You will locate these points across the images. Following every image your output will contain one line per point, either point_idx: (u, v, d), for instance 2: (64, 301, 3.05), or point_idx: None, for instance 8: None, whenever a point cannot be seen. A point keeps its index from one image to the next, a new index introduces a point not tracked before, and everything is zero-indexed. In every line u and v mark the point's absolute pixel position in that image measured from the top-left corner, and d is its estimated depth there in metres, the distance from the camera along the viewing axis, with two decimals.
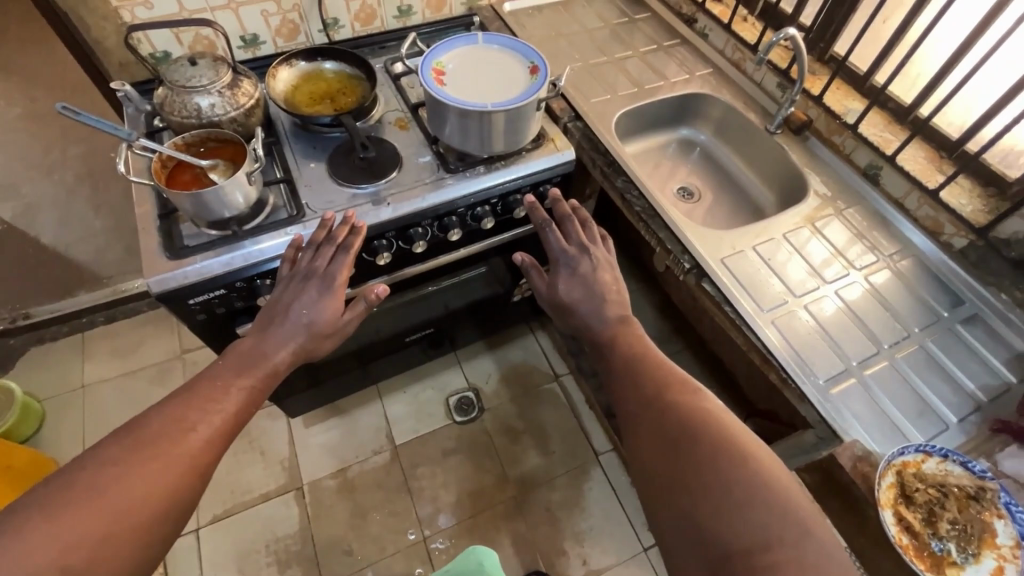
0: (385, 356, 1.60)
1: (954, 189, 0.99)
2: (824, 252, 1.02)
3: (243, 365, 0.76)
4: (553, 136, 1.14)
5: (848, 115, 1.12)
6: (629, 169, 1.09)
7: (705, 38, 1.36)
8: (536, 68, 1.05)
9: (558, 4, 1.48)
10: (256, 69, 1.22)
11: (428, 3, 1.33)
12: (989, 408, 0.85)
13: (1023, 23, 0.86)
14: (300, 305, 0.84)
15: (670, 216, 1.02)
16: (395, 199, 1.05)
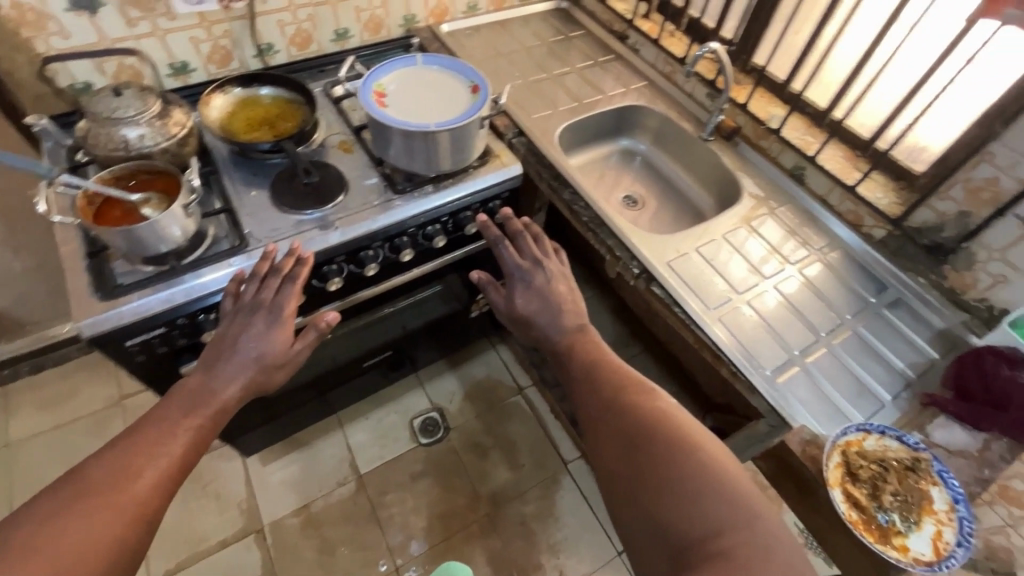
0: (343, 383, 1.56)
1: (870, 184, 1.08)
2: (762, 249, 1.08)
3: (187, 405, 0.72)
4: (499, 152, 1.17)
5: (771, 121, 1.20)
6: (574, 180, 1.12)
7: (636, 53, 1.43)
8: (477, 87, 1.07)
9: (495, 24, 1.52)
10: (188, 97, 1.19)
11: (364, 27, 1.33)
12: (917, 384, 0.92)
13: (913, 33, 0.95)
14: (244, 340, 0.80)
15: (617, 224, 1.06)
16: (342, 222, 1.03)
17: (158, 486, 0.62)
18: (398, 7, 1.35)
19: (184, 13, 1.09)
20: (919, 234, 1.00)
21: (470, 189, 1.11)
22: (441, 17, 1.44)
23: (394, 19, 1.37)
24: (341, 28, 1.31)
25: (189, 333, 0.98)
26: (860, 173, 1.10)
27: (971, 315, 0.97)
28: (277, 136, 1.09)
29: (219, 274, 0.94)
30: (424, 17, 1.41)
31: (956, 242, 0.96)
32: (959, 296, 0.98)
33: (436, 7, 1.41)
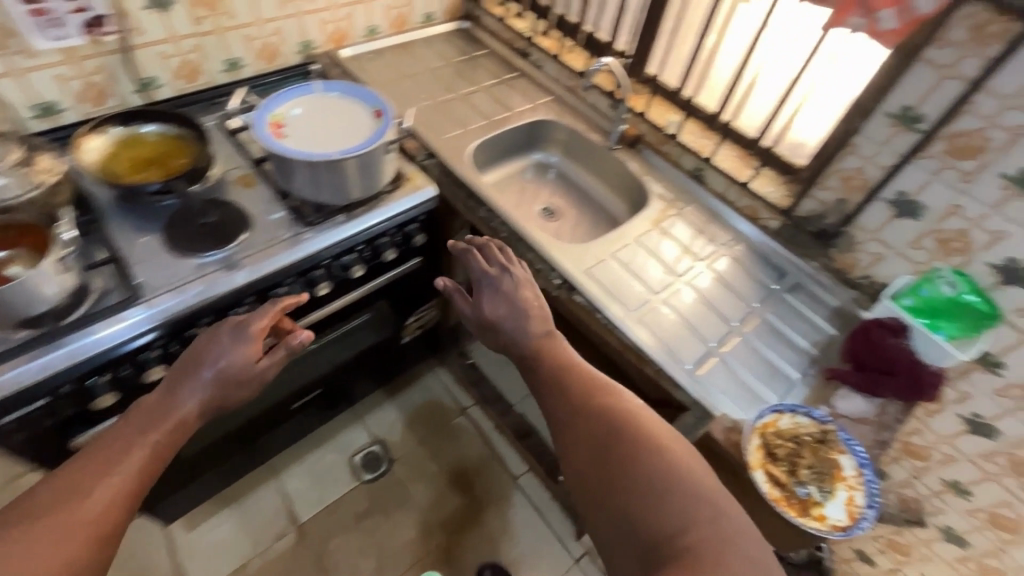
0: (272, 429, 1.47)
1: (762, 180, 1.17)
2: (673, 250, 1.13)
3: (140, 425, 0.73)
4: (411, 174, 1.15)
5: (669, 126, 1.28)
6: (488, 196, 1.13)
7: (540, 69, 1.47)
8: (380, 110, 1.05)
9: (398, 46, 1.51)
10: (59, 141, 1.09)
11: (258, 55, 1.28)
12: (820, 360, 0.99)
13: (778, 40, 1.03)
14: (211, 356, 0.81)
15: (534, 237, 1.07)
16: (249, 261, 0.98)
17: (109, 501, 0.64)
18: (293, 34, 1.31)
19: (45, 49, 1.00)
20: (806, 221, 1.10)
21: (385, 215, 1.09)
22: (341, 42, 1.42)
23: (291, 46, 1.33)
24: (232, 58, 1.25)
25: (81, 399, 0.88)
26: (751, 170, 1.19)
27: (859, 292, 1.06)
28: (167, 175, 1.02)
29: (109, 330, 0.86)
30: (323, 43, 1.38)
31: (837, 227, 1.05)
32: (847, 276, 1.07)
33: (334, 32, 1.38)
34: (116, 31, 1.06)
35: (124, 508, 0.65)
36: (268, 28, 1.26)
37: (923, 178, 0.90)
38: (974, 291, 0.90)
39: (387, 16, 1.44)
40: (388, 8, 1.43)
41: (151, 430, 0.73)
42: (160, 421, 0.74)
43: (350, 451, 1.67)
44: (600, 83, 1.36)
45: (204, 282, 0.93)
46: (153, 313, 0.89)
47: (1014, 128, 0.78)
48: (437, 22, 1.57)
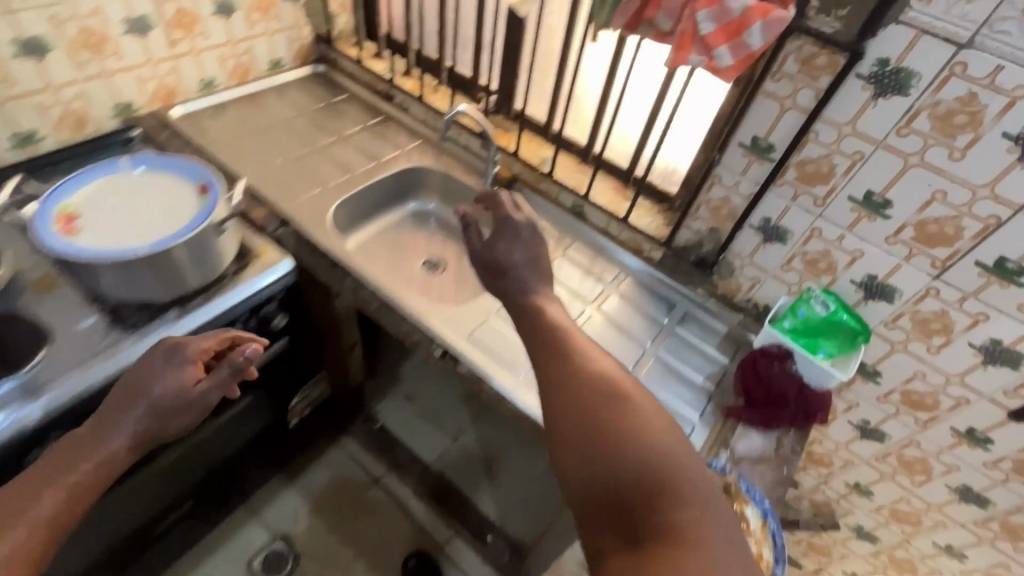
0: (137, 558, 1.23)
1: (640, 212, 1.15)
2: (561, 293, 1.07)
3: (65, 461, 0.64)
4: (262, 249, 1.00)
5: (544, 164, 1.23)
6: (352, 264, 1.01)
7: (406, 111, 1.38)
8: (205, 185, 0.91)
9: (243, 97, 1.35)
10: None
11: (59, 124, 1.08)
12: (717, 395, 0.97)
13: (632, 73, 1.02)
14: (154, 387, 0.71)
15: (405, 306, 0.96)
16: (49, 387, 0.79)
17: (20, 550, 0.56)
18: (103, 96, 1.12)
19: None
20: (685, 251, 1.09)
21: (231, 303, 0.92)
22: (170, 99, 1.24)
23: (103, 110, 1.14)
24: (23, 131, 1.05)
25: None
26: (627, 202, 1.17)
27: (745, 314, 1.06)
28: None
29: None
30: (146, 102, 1.20)
31: (715, 255, 1.04)
32: (731, 299, 1.07)
33: (159, 90, 1.21)
34: None
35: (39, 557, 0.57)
36: (67, 92, 1.07)
37: (782, 205, 0.90)
38: (844, 308, 0.91)
39: (224, 66, 1.29)
40: (223, 59, 1.28)
41: (74, 470, 0.63)
42: (88, 455, 0.65)
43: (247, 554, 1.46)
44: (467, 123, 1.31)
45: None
46: None
47: (853, 154, 0.79)
48: (288, 68, 1.43)
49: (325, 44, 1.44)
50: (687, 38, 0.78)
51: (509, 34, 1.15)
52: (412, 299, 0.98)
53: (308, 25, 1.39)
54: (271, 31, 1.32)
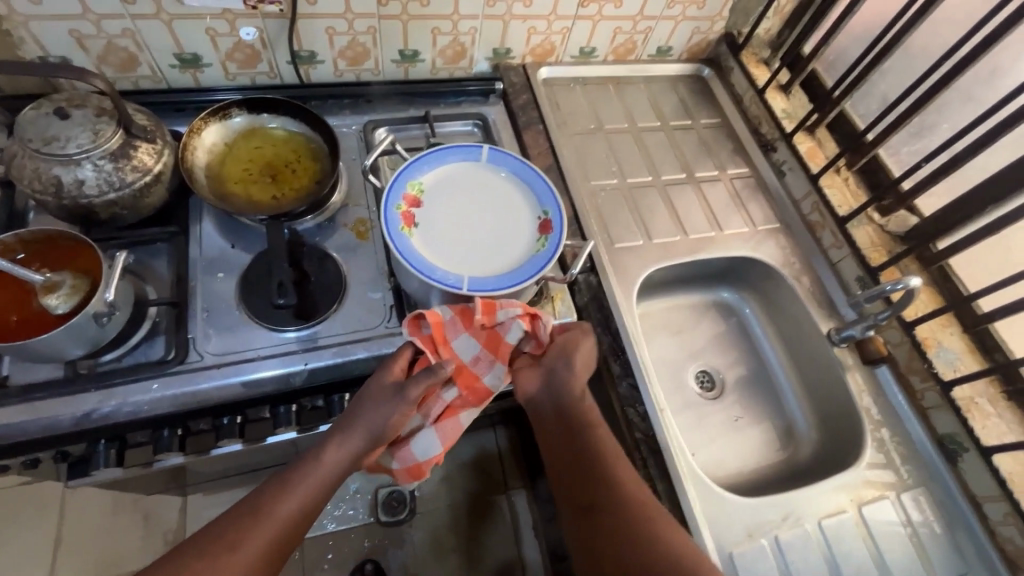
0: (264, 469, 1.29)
1: (1014, 457, 0.77)
2: (868, 454, 0.81)
3: (283, 482, 0.64)
4: (553, 295, 0.82)
5: (940, 362, 0.83)
6: (646, 391, 0.78)
7: (780, 176, 1.05)
8: (548, 225, 0.76)
9: (610, 78, 1.14)
10: (188, 103, 0.90)
11: (443, 52, 0.99)
12: None
13: None
14: (362, 423, 0.66)
15: (682, 484, 0.73)
16: (334, 347, 0.75)
17: (251, 567, 0.58)
18: (393, 37, 0.94)
19: (101, 10, 0.77)
20: None
21: None
22: (541, 58, 1.08)
23: (386, 52, 0.96)
24: (305, 50, 0.92)
25: (69, 473, 0.71)
26: (1010, 417, 0.79)
27: None
28: (279, 198, 0.80)
29: (139, 395, 0.67)
30: (432, 56, 0.99)
31: None
32: None
33: (537, 46, 1.04)
34: (186, 29, 0.83)
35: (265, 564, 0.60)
36: (360, 24, 0.90)
37: None
38: None
39: (612, 40, 1.07)
40: (561, 30, 1.02)
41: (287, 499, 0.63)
42: (307, 475, 0.64)
43: (325, 543, 1.37)
44: (860, 239, 0.94)
45: (256, 373, 0.71)
46: (185, 390, 0.69)
47: None
48: (672, 59, 1.17)
49: (729, 48, 1.14)
50: (483, 389, 0.71)
51: (944, 97, 0.90)
52: (686, 460, 0.75)
53: (723, 21, 1.10)
54: (684, 17, 1.06)
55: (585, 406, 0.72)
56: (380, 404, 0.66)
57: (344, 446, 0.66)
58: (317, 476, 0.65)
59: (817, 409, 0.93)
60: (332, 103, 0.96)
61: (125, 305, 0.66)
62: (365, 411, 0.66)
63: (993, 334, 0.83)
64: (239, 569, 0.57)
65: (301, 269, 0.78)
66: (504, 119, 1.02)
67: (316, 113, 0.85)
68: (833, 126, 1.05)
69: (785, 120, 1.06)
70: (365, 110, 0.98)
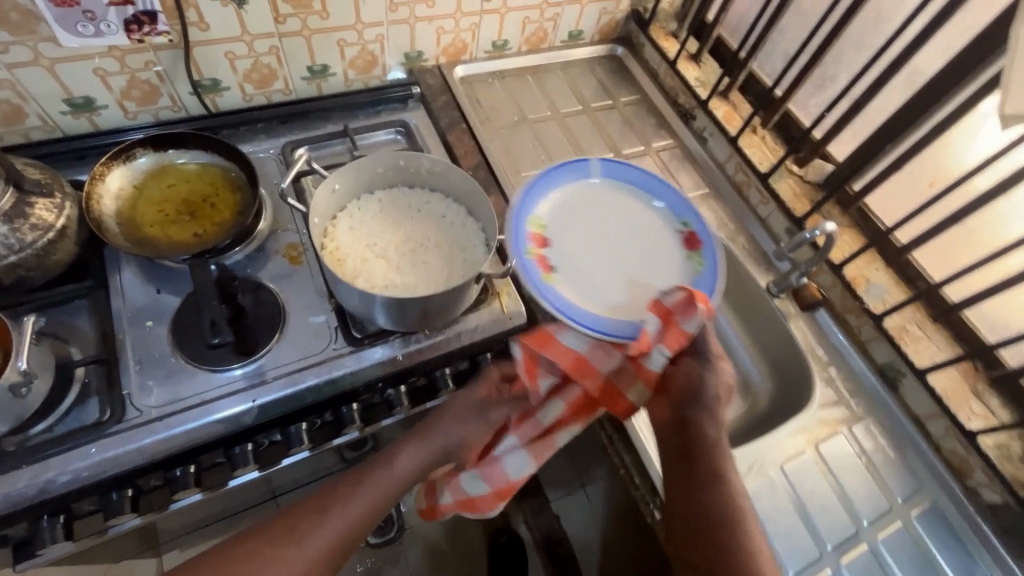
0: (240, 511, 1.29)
1: (947, 375, 0.82)
2: (818, 395, 0.85)
3: (358, 479, 0.73)
4: (498, 291, 0.84)
5: (870, 296, 0.88)
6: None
7: (702, 142, 1.09)
8: (693, 238, 0.86)
9: (527, 68, 1.14)
10: (89, 150, 0.86)
11: (354, 63, 0.97)
12: None
13: None
14: (436, 437, 0.74)
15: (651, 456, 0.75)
16: (282, 377, 0.73)
17: (321, 550, 0.68)
18: (298, 54, 0.92)
19: None
20: None
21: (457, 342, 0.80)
22: (455, 57, 1.07)
23: (294, 70, 0.94)
24: (207, 79, 0.88)
25: (13, 557, 0.66)
26: (939, 338, 0.85)
27: None
28: (204, 235, 0.78)
29: (77, 463, 0.63)
30: (343, 69, 0.98)
31: None
32: None
33: (449, 45, 1.04)
34: (72, 72, 0.78)
35: (337, 552, 0.69)
36: (260, 46, 0.87)
37: None
38: None
39: (522, 30, 1.08)
40: (469, 26, 1.02)
41: (356, 498, 0.72)
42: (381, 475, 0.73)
43: None
44: (782, 192, 0.98)
45: (202, 419, 0.68)
46: (126, 450, 0.65)
47: None
48: (584, 42, 1.18)
49: (637, 24, 1.16)
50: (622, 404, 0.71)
51: (837, 47, 0.95)
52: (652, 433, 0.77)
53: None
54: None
55: (719, 448, 0.67)
56: (458, 420, 0.74)
57: (418, 452, 0.75)
58: (390, 475, 0.73)
59: (770, 358, 0.96)
60: (245, 129, 0.92)
61: (44, 371, 0.63)
62: (445, 419, 0.74)
63: (913, 264, 0.88)
64: (313, 549, 0.68)
65: (235, 305, 0.75)
66: (426, 122, 1.01)
67: (225, 141, 0.82)
68: (744, 88, 1.10)
69: (699, 88, 1.09)
70: (280, 131, 0.95)
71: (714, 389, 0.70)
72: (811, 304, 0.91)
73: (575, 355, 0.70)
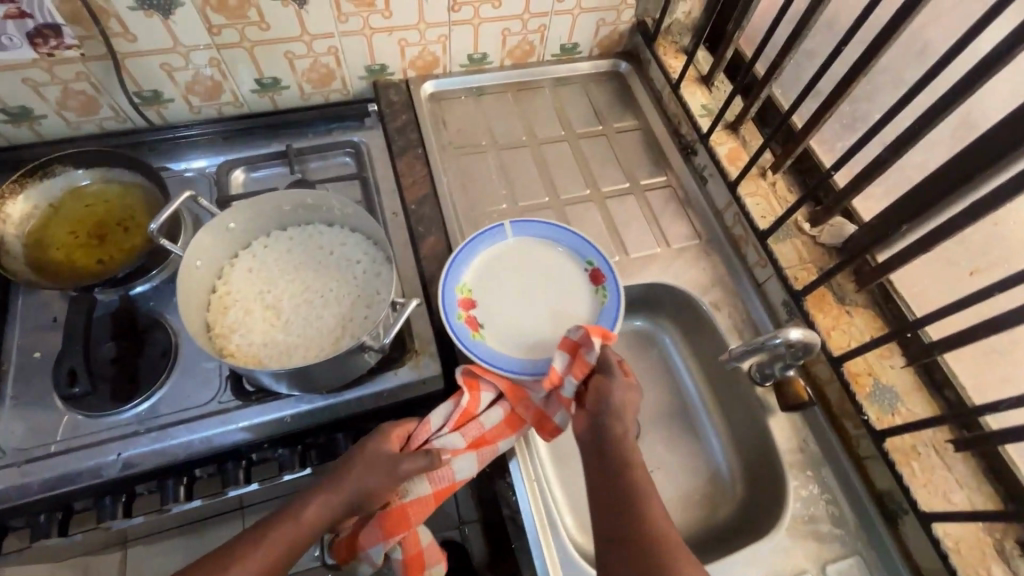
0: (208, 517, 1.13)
1: (966, 522, 0.63)
2: (790, 518, 0.68)
3: (260, 529, 0.61)
4: (417, 349, 0.74)
5: (876, 403, 0.69)
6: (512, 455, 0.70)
7: (702, 183, 0.92)
8: (598, 274, 0.79)
9: (510, 84, 1.01)
10: (26, 160, 0.83)
11: (308, 76, 0.89)
12: None
13: None
14: (350, 483, 0.63)
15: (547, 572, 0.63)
16: (155, 432, 0.66)
17: None
18: (242, 66, 0.85)
19: None
20: None
21: (359, 405, 0.71)
22: (426, 71, 0.97)
23: (241, 83, 0.87)
24: (147, 90, 0.83)
25: None
26: (962, 469, 0.66)
27: None
28: (106, 263, 0.72)
29: None
30: (296, 82, 0.90)
31: None
32: None
33: (416, 59, 0.93)
34: (1, 82, 0.76)
35: None
36: (198, 57, 0.81)
37: None
38: None
39: (503, 43, 0.96)
40: (437, 38, 0.91)
41: (260, 547, 0.60)
42: (286, 526, 0.61)
43: None
44: (785, 254, 0.80)
45: (64, 469, 0.63)
46: None
47: None
48: (582, 56, 1.04)
49: (643, 38, 1.00)
50: (550, 427, 0.68)
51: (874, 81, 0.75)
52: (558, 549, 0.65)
53: (632, 9, 0.96)
54: (581, 9, 0.93)
55: (626, 444, 0.62)
56: (370, 471, 0.63)
57: (326, 501, 0.63)
58: (296, 526, 0.61)
59: (743, 460, 0.80)
60: (183, 144, 0.88)
61: None
62: (353, 471, 0.63)
63: (942, 367, 0.70)
64: None
65: (122, 344, 0.69)
66: (380, 144, 0.92)
67: (144, 162, 0.77)
68: (761, 120, 0.91)
69: (703, 118, 0.92)
70: (224, 148, 0.90)
71: (619, 397, 0.64)
72: (797, 405, 0.71)
73: (506, 382, 0.69)
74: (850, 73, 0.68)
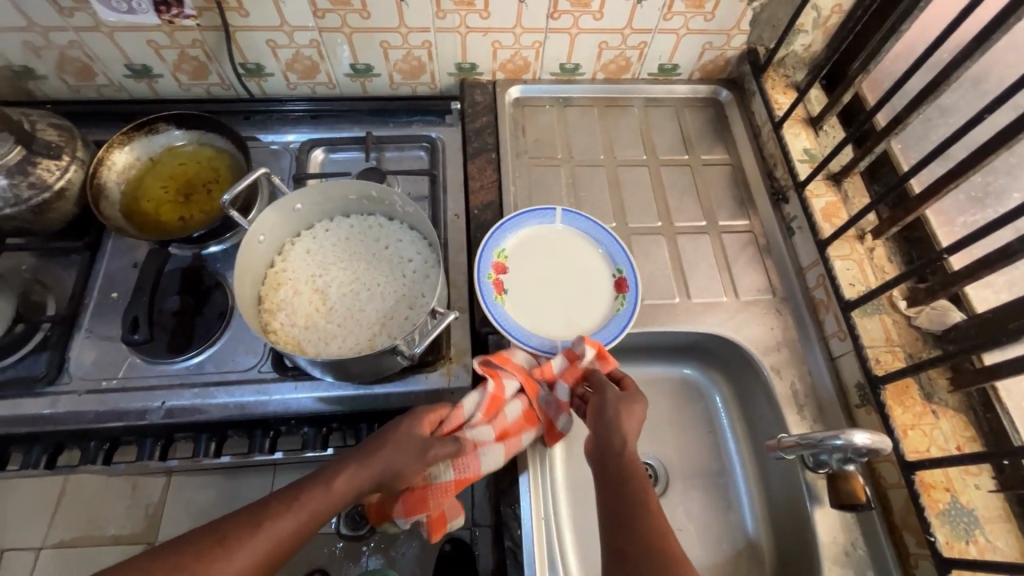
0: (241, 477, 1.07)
1: None
2: None
3: (288, 495, 0.57)
4: (451, 356, 0.73)
5: (948, 524, 0.60)
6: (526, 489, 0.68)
7: (788, 233, 0.84)
8: (623, 283, 0.77)
9: (598, 99, 0.98)
10: (140, 113, 0.91)
11: (400, 67, 0.90)
12: None
13: None
14: (382, 459, 0.60)
15: None
16: (197, 387, 0.70)
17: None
18: (340, 50, 0.87)
19: (45, 23, 0.79)
20: None
21: (387, 401, 0.71)
22: (515, 75, 0.95)
23: (336, 66, 0.89)
24: (251, 63, 0.88)
25: None
26: None
27: None
28: (187, 221, 0.77)
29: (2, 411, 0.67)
30: (388, 71, 0.91)
31: None
32: None
33: (507, 62, 0.92)
34: (129, 40, 0.82)
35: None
36: (300, 38, 0.84)
37: None
38: None
39: (598, 56, 0.92)
40: (532, 44, 0.89)
41: (285, 513, 0.55)
42: (315, 493, 0.57)
43: None
44: (870, 331, 0.71)
45: (116, 405, 0.68)
46: (45, 413, 0.68)
47: None
48: (680, 78, 0.98)
49: (751, 67, 0.92)
50: (555, 431, 0.69)
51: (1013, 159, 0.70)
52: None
53: (744, 35, 0.89)
54: (688, 29, 0.87)
55: (628, 456, 0.59)
56: (400, 452, 0.60)
57: (358, 475, 0.59)
58: (325, 496, 0.57)
59: (777, 545, 0.72)
60: (275, 118, 0.93)
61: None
62: (382, 450, 0.60)
63: None
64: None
65: (187, 300, 0.74)
66: (456, 143, 0.91)
67: (234, 130, 0.81)
68: (870, 177, 0.82)
69: (803, 163, 0.84)
70: (310, 125, 0.93)
71: (614, 415, 0.62)
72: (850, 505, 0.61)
73: (524, 375, 0.68)
74: (989, 144, 0.58)
